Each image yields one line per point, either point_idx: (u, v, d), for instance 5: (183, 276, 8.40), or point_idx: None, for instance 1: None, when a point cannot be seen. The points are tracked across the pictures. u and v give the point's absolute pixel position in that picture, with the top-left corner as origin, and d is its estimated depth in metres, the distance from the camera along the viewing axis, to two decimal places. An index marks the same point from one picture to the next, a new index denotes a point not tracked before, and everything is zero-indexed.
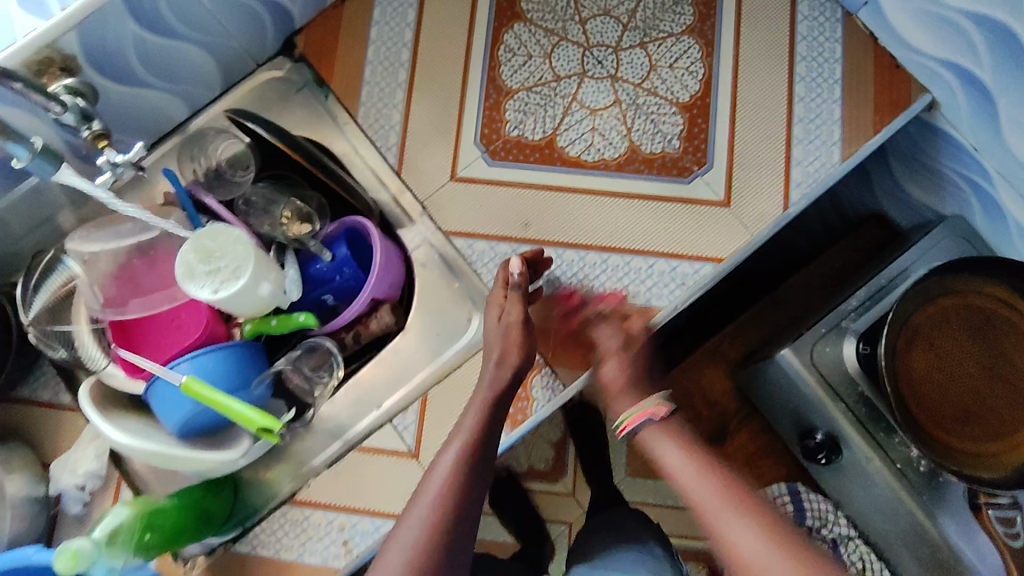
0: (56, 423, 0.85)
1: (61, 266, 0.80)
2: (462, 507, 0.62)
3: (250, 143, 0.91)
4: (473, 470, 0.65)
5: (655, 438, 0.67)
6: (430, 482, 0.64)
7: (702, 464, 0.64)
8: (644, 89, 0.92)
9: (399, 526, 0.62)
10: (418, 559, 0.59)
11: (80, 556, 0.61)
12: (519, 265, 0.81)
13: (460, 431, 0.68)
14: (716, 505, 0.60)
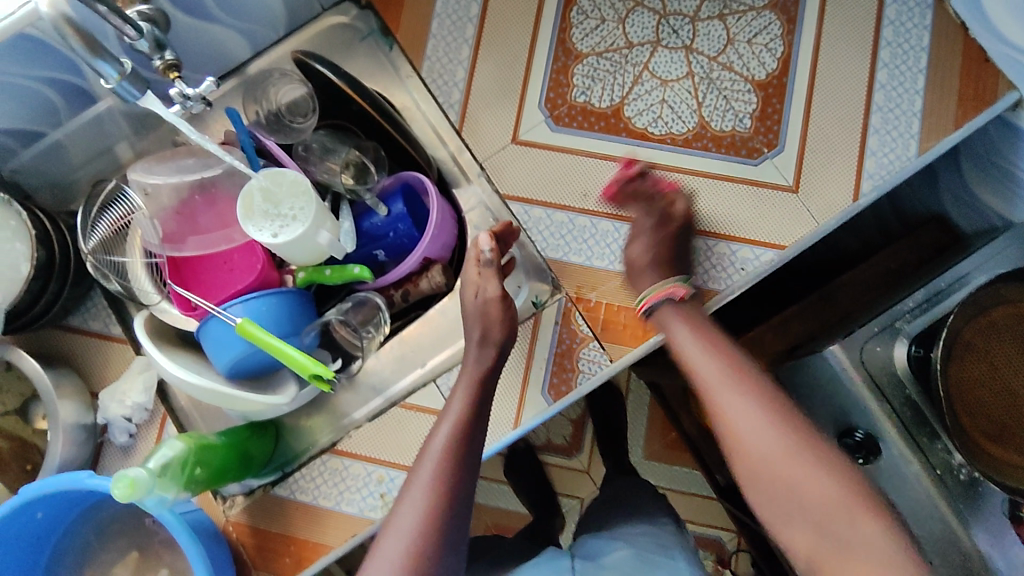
0: (102, 354, 0.85)
1: (123, 197, 0.80)
2: (454, 488, 0.66)
3: (311, 88, 0.88)
4: (462, 454, 0.68)
5: (666, 316, 0.78)
6: (421, 469, 0.67)
7: (713, 342, 0.74)
8: (719, 63, 0.89)
9: (393, 513, 0.65)
10: (418, 546, 0.62)
11: (138, 484, 0.62)
12: (489, 241, 0.79)
13: (447, 414, 0.71)
14: (731, 386, 0.68)
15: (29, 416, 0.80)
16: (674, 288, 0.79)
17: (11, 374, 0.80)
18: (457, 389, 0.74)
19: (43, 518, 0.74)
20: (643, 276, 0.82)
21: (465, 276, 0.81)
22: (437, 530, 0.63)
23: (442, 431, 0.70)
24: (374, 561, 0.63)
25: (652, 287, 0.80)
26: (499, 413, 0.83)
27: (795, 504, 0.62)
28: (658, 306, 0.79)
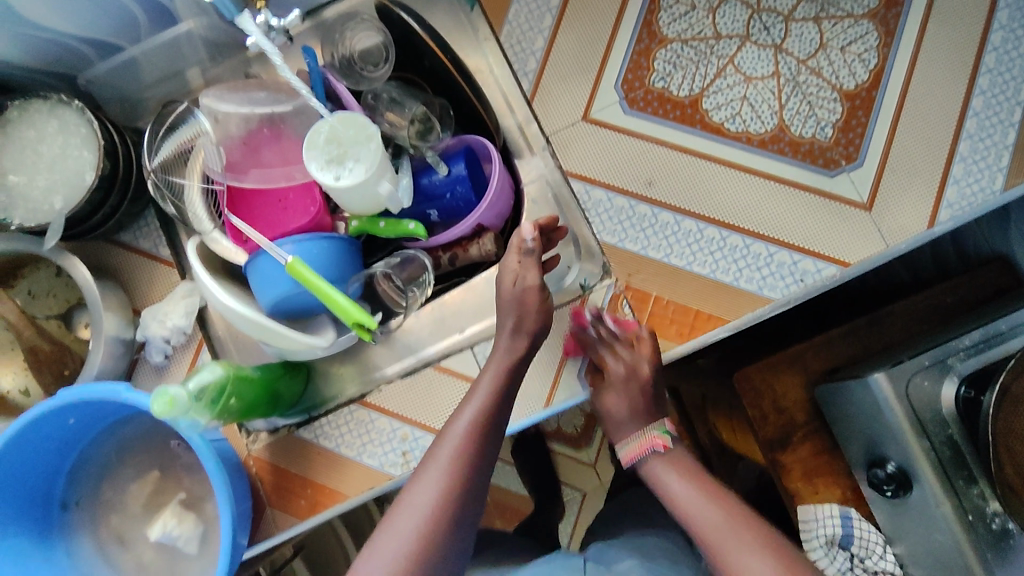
0: (150, 275, 0.86)
1: (192, 119, 0.80)
2: (471, 473, 0.65)
3: (386, 38, 0.86)
4: (481, 440, 0.67)
5: (654, 468, 0.75)
6: (439, 455, 0.66)
7: (706, 493, 0.71)
8: (807, 67, 0.86)
9: (407, 492, 0.64)
10: (426, 531, 0.61)
11: (176, 403, 0.62)
12: (532, 230, 0.74)
13: (474, 397, 0.70)
14: (720, 516, 0.69)
15: (71, 323, 0.82)
16: (648, 437, 0.76)
17: (61, 279, 0.82)
18: (486, 370, 0.73)
19: (75, 425, 0.75)
20: (619, 426, 0.79)
21: (504, 263, 0.75)
22: (448, 517, 0.62)
23: (469, 412, 0.69)
24: (381, 535, 0.62)
25: (631, 442, 0.77)
26: (531, 390, 0.84)
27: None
28: (646, 459, 0.76)
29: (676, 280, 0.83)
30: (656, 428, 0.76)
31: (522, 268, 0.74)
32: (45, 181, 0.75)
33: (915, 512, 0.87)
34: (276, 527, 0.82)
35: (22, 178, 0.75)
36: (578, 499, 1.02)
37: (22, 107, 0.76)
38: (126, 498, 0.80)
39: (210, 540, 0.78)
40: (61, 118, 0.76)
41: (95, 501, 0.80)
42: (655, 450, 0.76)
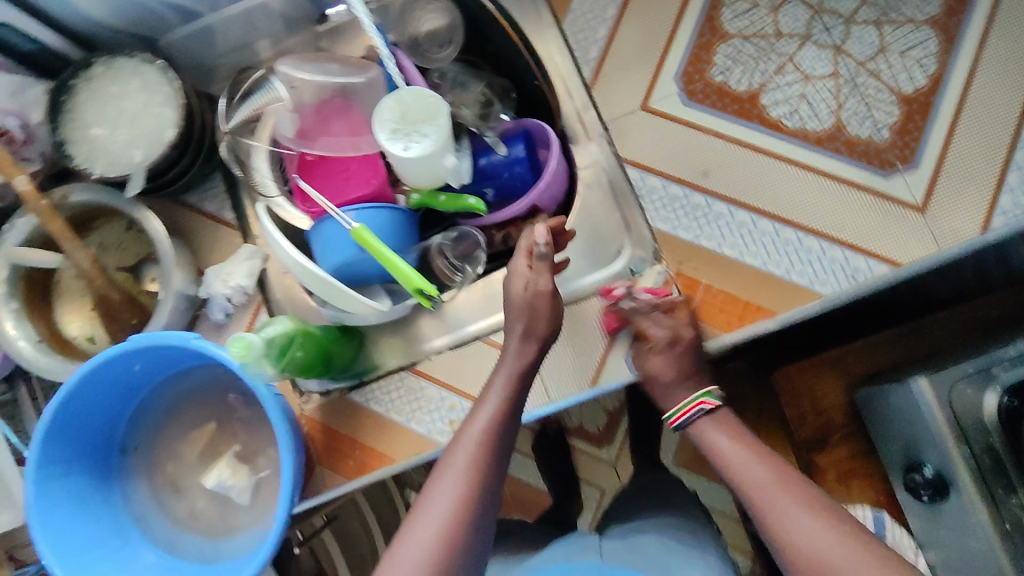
0: (214, 236, 0.89)
1: (267, 86, 0.82)
2: (486, 479, 0.65)
3: (454, 19, 0.89)
4: (494, 445, 0.68)
5: (703, 428, 0.72)
6: (454, 462, 0.66)
7: (756, 453, 0.68)
8: (866, 69, 0.87)
9: (424, 499, 0.64)
10: (446, 536, 0.61)
11: (251, 350, 0.66)
12: (545, 234, 0.76)
13: (485, 403, 0.71)
14: (767, 472, 0.65)
15: (139, 276, 0.86)
16: (693, 400, 0.73)
17: (131, 233, 0.86)
18: (495, 378, 0.74)
19: (141, 372, 0.79)
20: (667, 391, 0.76)
21: (513, 263, 0.77)
22: (466, 521, 0.62)
23: (481, 419, 0.70)
24: (401, 544, 0.61)
25: (676, 406, 0.74)
26: (578, 369, 0.87)
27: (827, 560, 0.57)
28: (693, 421, 0.73)
29: (727, 270, 0.84)
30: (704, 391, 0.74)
31: (532, 272, 0.76)
32: (126, 135, 0.77)
33: (950, 518, 0.85)
34: (325, 484, 0.87)
35: (104, 131, 0.78)
36: (598, 497, 1.02)
37: (109, 63, 0.79)
38: (182, 448, 0.85)
39: (261, 493, 0.82)
40: (144, 76, 0.78)
41: (151, 447, 0.84)
42: (702, 412, 0.72)
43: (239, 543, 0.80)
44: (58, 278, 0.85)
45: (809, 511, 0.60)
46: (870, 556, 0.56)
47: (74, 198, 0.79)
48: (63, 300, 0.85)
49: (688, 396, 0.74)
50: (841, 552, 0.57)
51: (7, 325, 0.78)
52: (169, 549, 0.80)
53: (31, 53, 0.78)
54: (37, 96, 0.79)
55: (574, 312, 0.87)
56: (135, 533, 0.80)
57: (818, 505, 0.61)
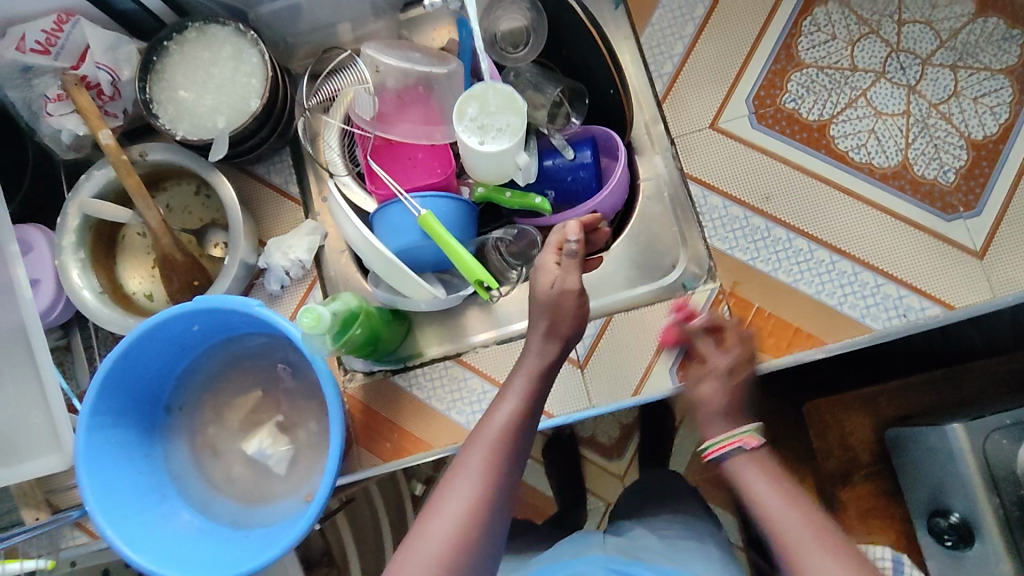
0: (276, 209, 0.91)
1: (352, 66, 0.84)
2: (502, 479, 0.65)
3: (530, 22, 0.91)
4: (512, 448, 0.66)
5: (740, 466, 0.67)
6: (470, 462, 0.65)
7: (796, 503, 0.63)
8: (938, 111, 0.87)
9: (438, 499, 0.63)
10: (460, 535, 0.61)
11: (321, 320, 0.66)
12: (576, 229, 0.72)
13: (506, 399, 0.69)
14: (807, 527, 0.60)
15: (204, 240, 0.87)
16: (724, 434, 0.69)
17: (198, 198, 0.87)
18: (516, 374, 0.71)
19: (198, 333, 0.80)
20: (708, 422, 0.71)
21: (542, 260, 0.71)
22: (477, 526, 0.62)
23: (500, 418, 0.67)
24: (413, 543, 0.61)
25: (713, 438, 0.69)
26: (620, 379, 0.86)
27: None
28: (732, 455, 0.68)
29: (780, 295, 0.85)
30: (741, 429, 0.69)
31: (561, 269, 0.71)
32: (213, 100, 0.80)
33: (971, 566, 0.85)
34: (360, 464, 0.87)
35: (190, 94, 0.80)
36: (602, 509, 1.01)
37: (202, 30, 0.81)
38: (225, 412, 0.86)
39: (299, 464, 0.83)
40: (236, 45, 0.80)
41: (196, 408, 0.85)
42: (741, 447, 0.67)
43: (274, 510, 0.80)
44: (123, 234, 0.87)
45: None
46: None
47: (151, 156, 0.81)
48: (125, 257, 0.87)
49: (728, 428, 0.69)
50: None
51: (74, 272, 0.80)
52: (203, 509, 0.81)
53: (128, 12, 0.81)
54: (129, 54, 0.81)
55: (621, 322, 0.87)
56: (172, 489, 0.80)
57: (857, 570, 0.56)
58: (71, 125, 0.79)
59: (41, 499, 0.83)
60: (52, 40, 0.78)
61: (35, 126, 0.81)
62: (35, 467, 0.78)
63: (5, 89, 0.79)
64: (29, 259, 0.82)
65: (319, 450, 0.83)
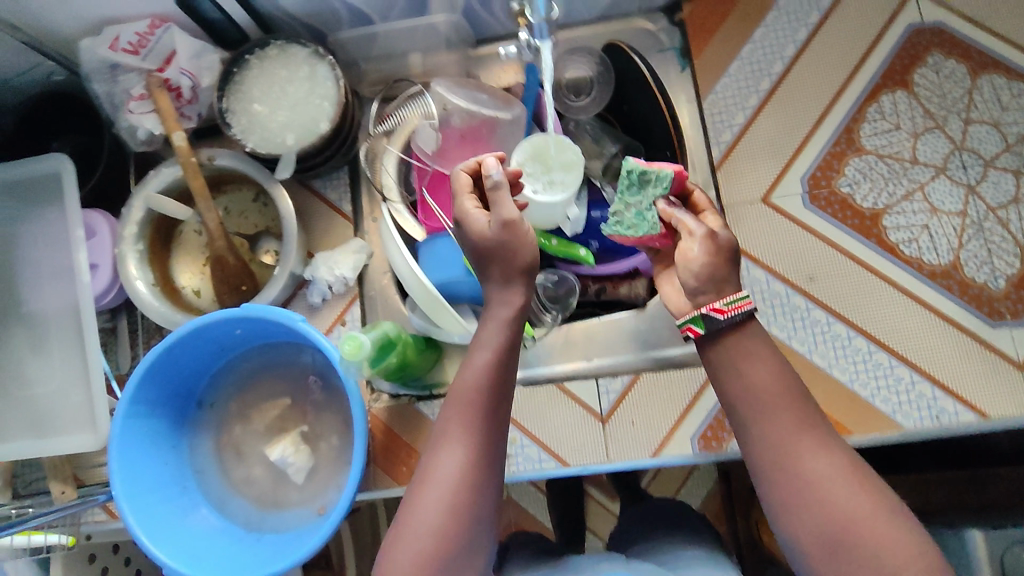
0: (328, 224, 0.93)
1: (420, 99, 0.87)
2: (490, 440, 0.58)
3: (596, 73, 0.93)
4: (494, 398, 0.60)
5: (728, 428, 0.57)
6: (456, 420, 0.59)
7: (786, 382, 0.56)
8: (996, 215, 0.86)
9: (431, 460, 0.58)
10: (454, 506, 0.55)
11: (361, 349, 0.68)
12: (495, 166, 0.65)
13: (480, 349, 0.61)
14: (785, 413, 0.54)
15: (257, 247, 0.90)
16: (713, 295, 0.57)
17: (255, 204, 0.91)
18: (486, 323, 0.63)
19: (239, 336, 0.83)
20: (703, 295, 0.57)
21: (461, 209, 0.65)
22: (473, 487, 0.56)
23: (477, 365, 0.61)
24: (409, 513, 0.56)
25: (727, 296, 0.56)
26: (640, 438, 0.86)
27: (857, 551, 0.49)
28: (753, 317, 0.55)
29: (812, 378, 0.84)
30: (734, 292, 0.57)
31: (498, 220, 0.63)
32: (284, 117, 0.83)
33: None
34: (375, 483, 0.88)
35: (264, 109, 0.83)
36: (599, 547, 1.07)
37: (284, 48, 0.84)
38: (252, 415, 0.88)
39: (317, 476, 0.85)
40: (313, 66, 0.83)
41: (225, 408, 0.88)
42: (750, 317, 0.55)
43: (289, 517, 0.82)
44: (180, 230, 0.91)
45: (846, 483, 0.51)
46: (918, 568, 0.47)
47: (218, 161, 0.84)
48: (180, 253, 0.90)
49: (723, 288, 0.57)
50: (869, 530, 0.49)
51: (132, 264, 0.83)
52: (219, 507, 0.83)
53: (215, 22, 0.83)
54: (212, 62, 0.84)
55: (648, 381, 0.88)
56: (193, 484, 0.83)
57: (863, 488, 0.51)
58: (150, 125, 0.83)
59: (68, 474, 0.86)
60: (144, 42, 0.81)
61: (115, 118, 0.85)
62: (69, 444, 0.81)
63: (92, 81, 0.83)
64: (92, 243, 0.86)
65: (338, 465, 0.84)
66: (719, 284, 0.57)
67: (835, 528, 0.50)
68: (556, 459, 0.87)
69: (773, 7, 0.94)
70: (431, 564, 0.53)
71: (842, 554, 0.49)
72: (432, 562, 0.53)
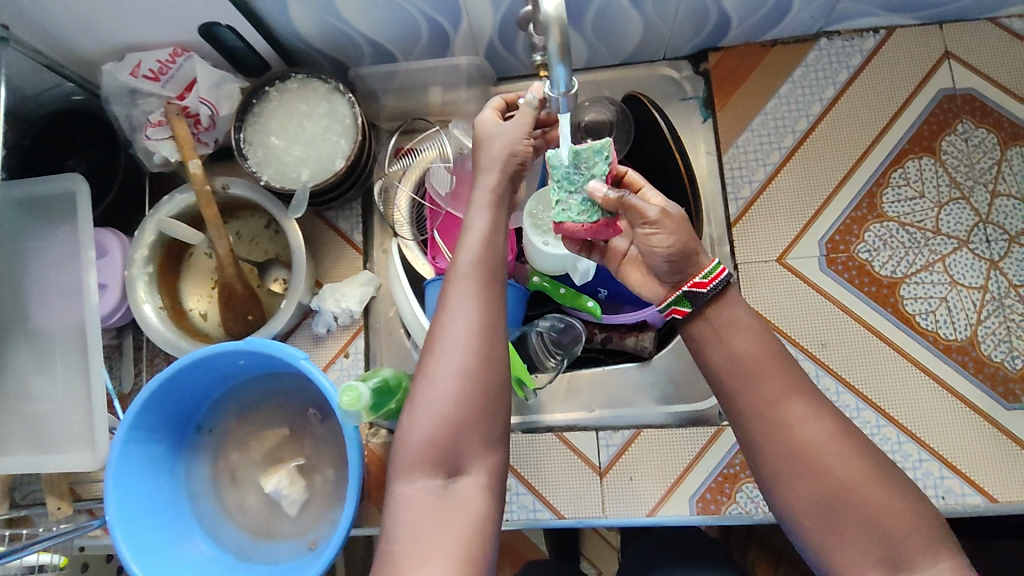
0: (337, 253, 0.93)
1: (436, 140, 0.88)
2: (493, 307, 0.61)
3: (615, 119, 0.91)
4: (492, 269, 0.62)
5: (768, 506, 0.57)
6: (456, 296, 0.61)
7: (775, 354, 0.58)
8: (1017, 293, 0.84)
9: (437, 333, 0.60)
10: (470, 368, 0.58)
11: (360, 399, 0.68)
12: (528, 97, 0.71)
13: (472, 231, 0.64)
14: (773, 384, 0.57)
15: (265, 275, 0.90)
16: (686, 273, 0.60)
17: (267, 231, 0.91)
18: (474, 210, 0.65)
19: (242, 365, 0.83)
20: (673, 271, 0.60)
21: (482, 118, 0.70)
22: (481, 358, 0.58)
23: (471, 246, 0.63)
24: (422, 387, 0.58)
25: (703, 268, 0.59)
26: (638, 495, 0.85)
27: (855, 517, 0.53)
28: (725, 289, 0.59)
29: None
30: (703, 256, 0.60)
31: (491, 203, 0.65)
32: (300, 152, 0.83)
33: None
34: (366, 520, 0.87)
35: (281, 142, 0.83)
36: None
37: (303, 82, 0.84)
38: (249, 443, 0.88)
39: (310, 509, 0.84)
40: (331, 102, 0.83)
41: (223, 433, 0.88)
42: (724, 284, 0.59)
43: (280, 550, 0.82)
44: (191, 253, 0.91)
45: (842, 445, 0.54)
46: (916, 534, 0.52)
47: (232, 190, 0.85)
48: (189, 276, 0.91)
49: (694, 260, 0.60)
50: (866, 494, 0.53)
51: (140, 287, 0.84)
52: (212, 535, 0.83)
53: (235, 49, 0.83)
54: (231, 92, 0.85)
55: (649, 438, 0.86)
56: (187, 507, 0.83)
57: (856, 456, 0.54)
58: (165, 151, 0.83)
59: (65, 490, 0.86)
60: (164, 69, 0.82)
61: (133, 140, 0.86)
62: (63, 463, 0.82)
63: (111, 104, 0.84)
64: (102, 263, 0.86)
65: (332, 500, 0.84)
66: (689, 259, 0.60)
67: (833, 493, 0.53)
68: (550, 511, 0.86)
69: (800, 63, 0.92)
70: (451, 430, 0.57)
71: (838, 517, 0.53)
72: (457, 419, 0.57)
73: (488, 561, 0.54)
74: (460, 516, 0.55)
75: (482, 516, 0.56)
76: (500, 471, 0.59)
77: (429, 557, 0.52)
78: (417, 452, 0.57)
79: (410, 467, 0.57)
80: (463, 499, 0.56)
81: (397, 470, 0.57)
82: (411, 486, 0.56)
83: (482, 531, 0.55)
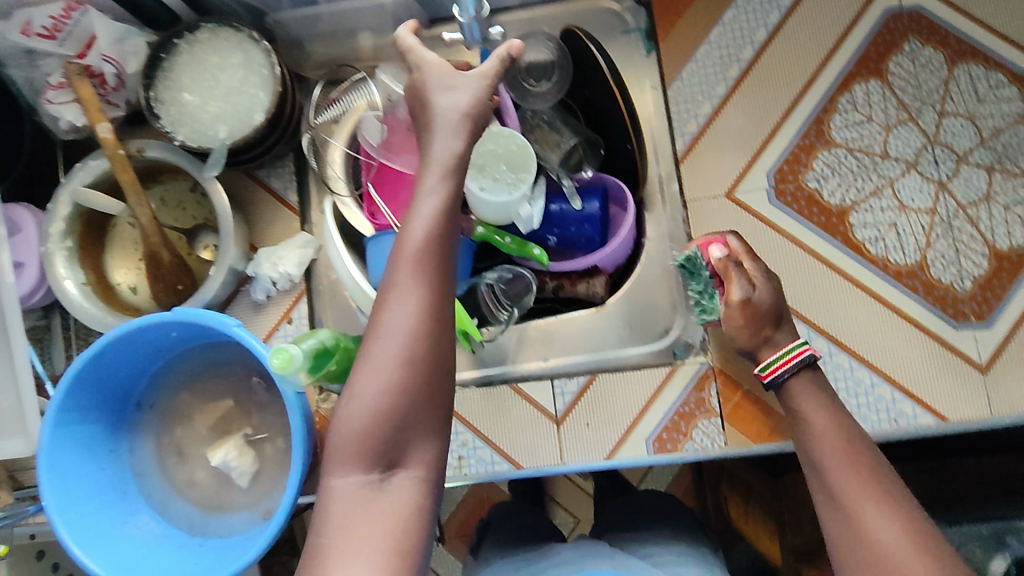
0: (272, 216, 0.89)
1: (364, 87, 0.83)
2: (441, 287, 0.55)
3: (556, 58, 0.86)
4: (444, 245, 0.55)
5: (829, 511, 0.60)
6: (401, 277, 0.54)
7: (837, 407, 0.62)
8: (965, 213, 0.83)
9: (379, 316, 0.54)
10: (413, 356, 0.53)
11: (293, 361, 0.64)
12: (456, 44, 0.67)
13: (423, 201, 0.55)
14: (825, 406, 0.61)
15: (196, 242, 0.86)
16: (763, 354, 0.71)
17: (193, 195, 0.86)
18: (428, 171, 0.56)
19: (176, 337, 0.79)
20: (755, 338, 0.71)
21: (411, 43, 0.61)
22: (425, 346, 0.53)
23: (421, 219, 0.55)
24: (359, 377, 0.53)
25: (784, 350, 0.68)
26: (596, 439, 0.84)
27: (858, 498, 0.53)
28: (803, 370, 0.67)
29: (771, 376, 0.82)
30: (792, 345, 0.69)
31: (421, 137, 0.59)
32: (217, 108, 0.78)
33: None
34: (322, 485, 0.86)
35: (195, 98, 0.78)
36: (571, 526, 1.02)
37: (214, 32, 0.78)
38: (194, 416, 0.85)
39: (262, 478, 0.82)
40: (247, 52, 0.78)
41: (166, 408, 0.85)
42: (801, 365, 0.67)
43: (233, 521, 0.80)
44: (115, 224, 0.86)
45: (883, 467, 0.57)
46: None
47: (149, 153, 0.79)
48: (114, 248, 0.86)
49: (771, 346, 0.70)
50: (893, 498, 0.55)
51: (59, 263, 0.79)
52: (161, 511, 0.81)
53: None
54: (137, 47, 0.79)
55: (606, 382, 0.85)
56: (132, 488, 0.80)
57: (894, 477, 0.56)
58: (70, 115, 0.78)
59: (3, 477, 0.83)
60: (60, 25, 0.76)
61: (37, 106, 0.80)
62: None
63: (8, 67, 0.78)
64: (16, 240, 0.81)
65: (283, 467, 0.82)
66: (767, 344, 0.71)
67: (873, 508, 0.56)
68: (509, 462, 0.85)
69: None
70: (388, 424, 0.52)
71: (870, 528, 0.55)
72: (395, 412, 0.52)
73: (421, 559, 0.52)
74: (391, 516, 0.51)
75: (415, 516, 0.52)
76: (439, 465, 0.55)
77: (356, 559, 0.50)
78: (351, 445, 0.53)
79: (344, 460, 0.53)
80: (399, 496, 0.52)
81: (331, 464, 0.53)
82: (345, 481, 0.52)
83: (416, 529, 0.52)
